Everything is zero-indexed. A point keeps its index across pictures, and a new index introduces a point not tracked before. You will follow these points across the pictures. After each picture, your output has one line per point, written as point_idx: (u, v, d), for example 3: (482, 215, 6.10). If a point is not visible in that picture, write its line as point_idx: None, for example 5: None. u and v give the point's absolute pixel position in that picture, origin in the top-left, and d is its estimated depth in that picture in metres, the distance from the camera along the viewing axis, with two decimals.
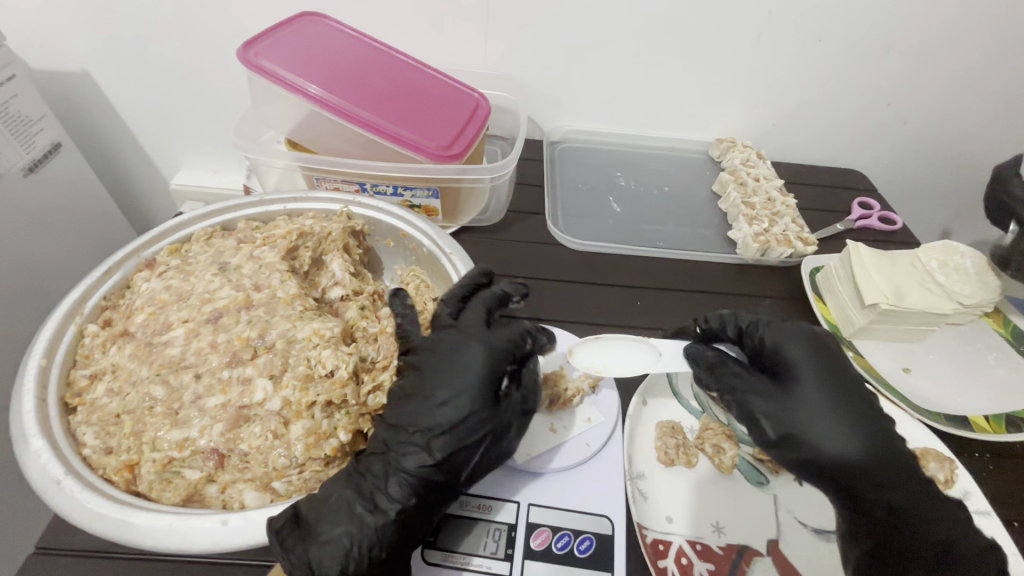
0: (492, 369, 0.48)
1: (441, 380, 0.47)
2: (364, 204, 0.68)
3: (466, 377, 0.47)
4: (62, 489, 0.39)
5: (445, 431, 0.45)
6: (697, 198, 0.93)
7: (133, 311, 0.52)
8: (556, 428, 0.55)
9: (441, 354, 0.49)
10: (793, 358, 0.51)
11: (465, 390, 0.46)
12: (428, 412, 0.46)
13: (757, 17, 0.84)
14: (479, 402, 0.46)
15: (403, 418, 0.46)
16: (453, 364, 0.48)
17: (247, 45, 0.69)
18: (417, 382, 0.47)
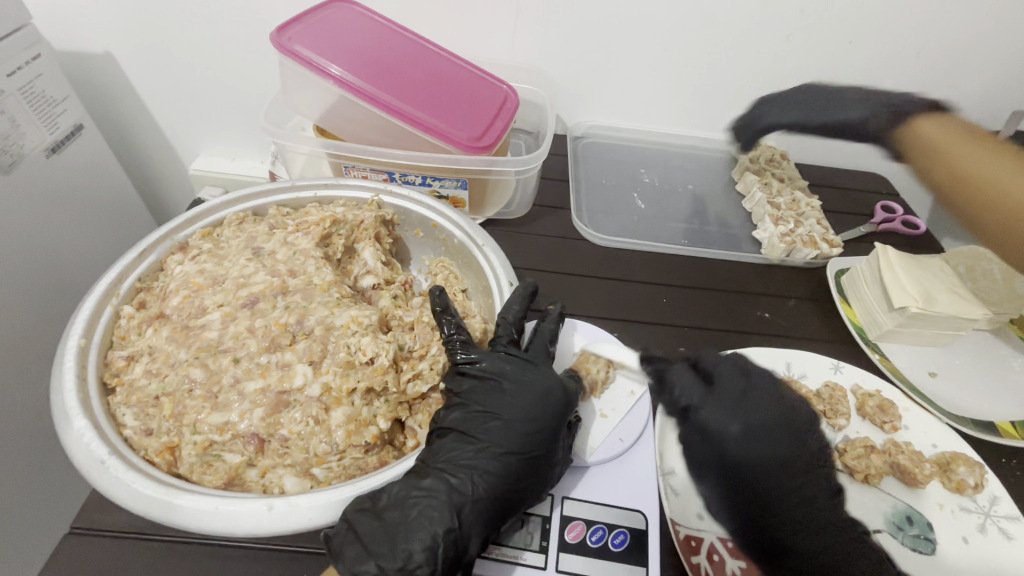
0: (566, 402, 0.49)
1: (524, 406, 0.47)
2: (394, 193, 0.67)
3: (545, 407, 0.48)
4: (106, 469, 0.39)
5: (527, 457, 0.46)
6: (720, 197, 0.93)
7: (168, 294, 0.51)
8: (604, 412, 0.56)
9: (517, 377, 0.49)
10: (722, 434, 0.52)
11: (547, 421, 0.47)
12: (513, 436, 0.46)
13: (788, 16, 0.84)
14: (556, 433, 0.48)
15: (486, 440, 0.46)
16: (537, 392, 0.48)
17: (280, 29, 0.68)
18: (496, 405, 0.47)
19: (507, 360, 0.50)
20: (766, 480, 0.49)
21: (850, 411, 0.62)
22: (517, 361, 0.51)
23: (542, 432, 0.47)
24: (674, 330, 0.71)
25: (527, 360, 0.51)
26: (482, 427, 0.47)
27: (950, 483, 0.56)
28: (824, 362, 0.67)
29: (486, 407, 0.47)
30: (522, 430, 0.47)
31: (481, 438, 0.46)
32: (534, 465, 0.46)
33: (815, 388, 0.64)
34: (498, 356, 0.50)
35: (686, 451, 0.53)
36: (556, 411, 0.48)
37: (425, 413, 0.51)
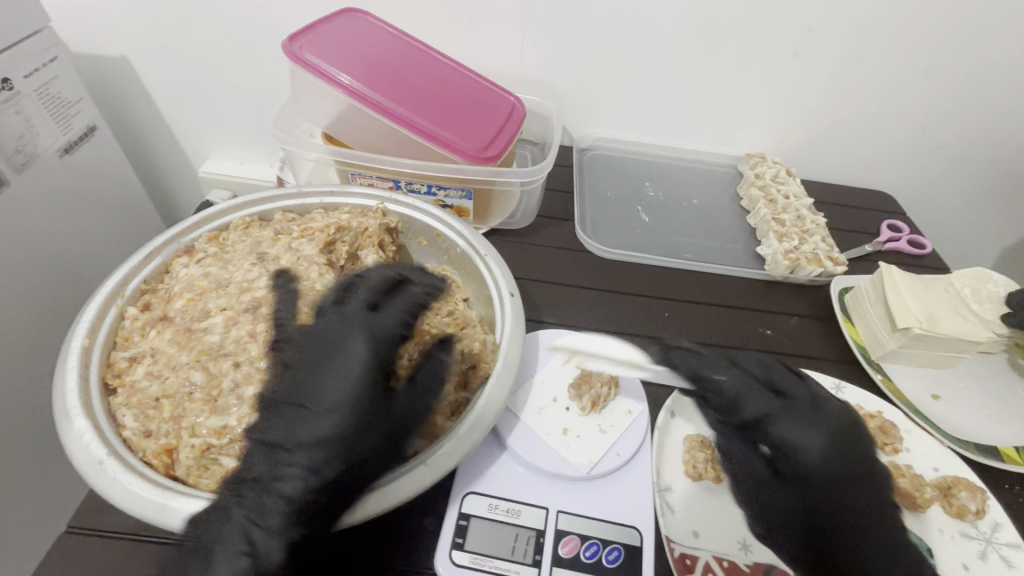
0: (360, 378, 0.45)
1: (333, 390, 0.44)
2: (400, 201, 0.68)
3: (352, 388, 0.44)
4: (104, 469, 0.40)
5: (345, 446, 0.43)
6: (725, 212, 0.93)
7: (173, 296, 0.52)
8: (604, 428, 0.55)
9: (328, 354, 0.46)
10: (804, 450, 0.50)
11: (349, 404, 0.44)
12: (322, 425, 0.43)
13: (795, 34, 0.85)
14: (362, 415, 0.44)
15: (303, 429, 0.43)
16: (343, 370, 0.45)
17: (292, 37, 0.70)
18: (307, 390, 0.45)
19: (320, 332, 0.47)
20: (844, 496, 0.49)
21: None
22: (337, 326, 0.48)
23: (347, 416, 0.44)
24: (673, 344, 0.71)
25: (344, 327, 0.47)
26: (303, 420, 0.44)
27: (951, 508, 0.55)
28: (824, 381, 0.66)
29: (304, 394, 0.45)
30: (336, 417, 0.43)
31: (299, 432, 0.43)
32: (348, 452, 0.43)
33: None
34: (318, 330, 0.47)
35: (753, 461, 0.53)
36: (368, 390, 0.45)
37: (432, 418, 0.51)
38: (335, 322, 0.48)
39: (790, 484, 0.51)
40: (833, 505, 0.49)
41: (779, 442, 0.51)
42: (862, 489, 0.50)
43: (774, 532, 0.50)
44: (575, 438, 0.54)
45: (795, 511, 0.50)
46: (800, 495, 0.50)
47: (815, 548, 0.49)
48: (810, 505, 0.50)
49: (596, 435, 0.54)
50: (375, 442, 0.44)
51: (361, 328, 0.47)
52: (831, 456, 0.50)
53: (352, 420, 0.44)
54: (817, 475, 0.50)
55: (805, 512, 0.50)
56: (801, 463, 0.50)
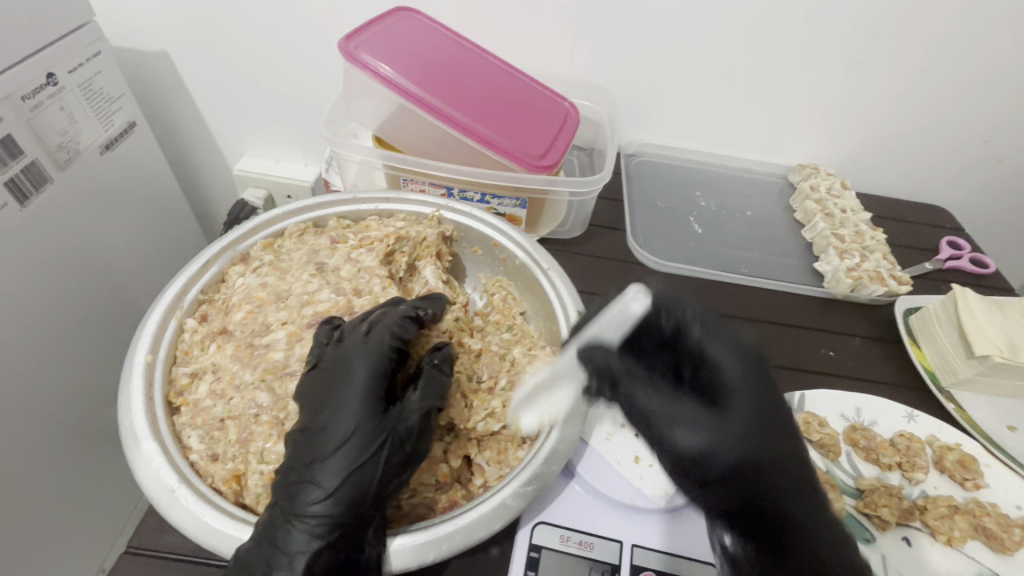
0: (361, 401, 0.41)
1: (335, 416, 0.41)
2: (456, 209, 0.65)
3: (352, 412, 0.41)
4: (176, 498, 0.38)
5: (353, 473, 0.39)
6: (779, 225, 0.89)
7: (231, 308, 0.50)
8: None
9: (330, 379, 0.43)
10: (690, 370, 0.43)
11: (353, 427, 0.40)
12: (334, 452, 0.40)
13: (860, 42, 0.81)
14: (366, 440, 0.40)
15: (312, 459, 0.40)
16: (340, 396, 0.42)
17: (347, 37, 0.67)
18: (314, 417, 0.41)
19: (325, 362, 0.44)
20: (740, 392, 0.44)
21: (927, 464, 0.58)
22: (334, 357, 0.44)
23: (351, 440, 0.40)
24: None
25: (344, 352, 0.43)
26: (305, 449, 0.40)
27: None
28: (896, 410, 0.63)
29: (308, 423, 0.41)
30: (341, 443, 0.40)
31: (308, 462, 0.40)
32: (356, 481, 0.39)
33: (889, 437, 0.61)
34: (323, 361, 0.44)
35: (679, 415, 0.43)
36: (373, 410, 0.41)
37: (493, 450, 0.49)
38: (336, 353, 0.44)
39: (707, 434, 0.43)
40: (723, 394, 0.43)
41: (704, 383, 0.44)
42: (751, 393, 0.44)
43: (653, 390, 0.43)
44: (648, 468, 0.52)
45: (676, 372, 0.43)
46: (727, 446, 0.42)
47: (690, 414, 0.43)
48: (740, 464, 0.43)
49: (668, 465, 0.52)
50: (380, 467, 0.40)
51: (360, 351, 0.43)
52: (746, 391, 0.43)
53: (359, 445, 0.40)
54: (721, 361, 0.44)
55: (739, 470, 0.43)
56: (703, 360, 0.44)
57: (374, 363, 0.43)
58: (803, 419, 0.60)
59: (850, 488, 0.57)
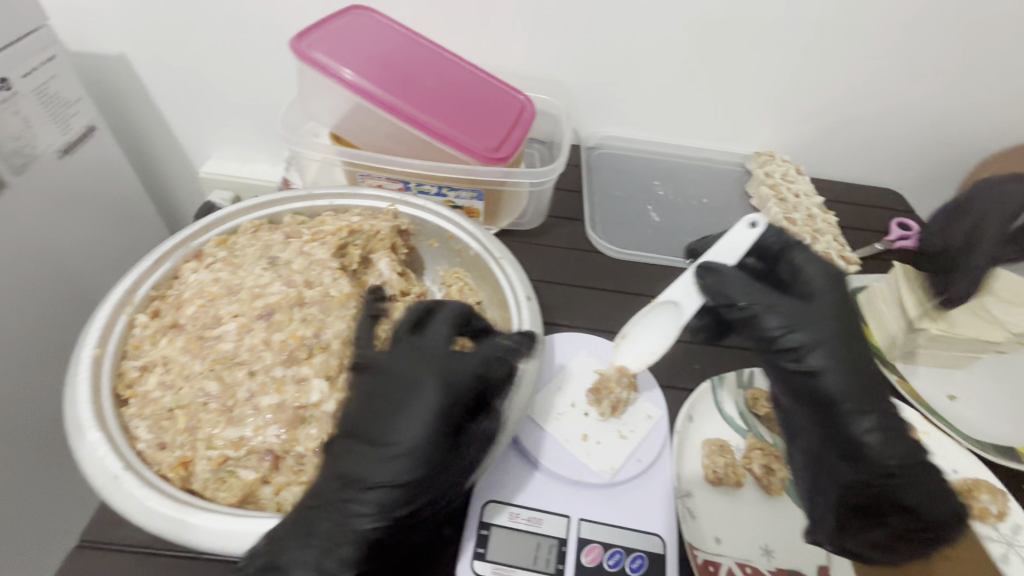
0: (429, 418, 0.41)
1: (401, 429, 0.41)
2: (411, 203, 0.66)
3: (419, 429, 0.41)
4: (119, 484, 0.39)
5: (400, 488, 0.40)
6: (734, 211, 0.92)
7: (183, 303, 0.51)
8: (624, 434, 0.55)
9: (406, 387, 0.43)
10: (825, 303, 0.50)
11: (417, 444, 0.40)
12: (392, 465, 0.40)
13: (805, 30, 0.84)
14: (433, 458, 0.41)
15: (368, 470, 0.40)
16: (434, 414, 0.41)
17: (299, 36, 0.68)
18: (371, 425, 0.41)
19: (397, 368, 0.44)
20: (854, 339, 0.49)
21: None
22: (406, 364, 0.44)
23: (416, 458, 0.40)
24: None
25: (405, 359, 0.44)
26: (364, 455, 0.41)
27: (972, 510, 0.56)
28: None
29: (372, 426, 0.41)
30: (400, 458, 0.40)
31: (363, 468, 0.40)
32: (403, 496, 0.40)
33: None
34: (387, 367, 0.44)
35: (776, 307, 0.50)
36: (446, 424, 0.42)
37: None
38: (398, 361, 0.44)
39: (809, 328, 0.49)
40: (831, 333, 0.49)
41: (799, 279, 0.52)
42: (859, 345, 0.49)
43: (797, 329, 0.49)
44: (595, 445, 0.53)
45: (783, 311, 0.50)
46: (817, 335, 0.49)
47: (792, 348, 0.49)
48: (829, 362, 0.48)
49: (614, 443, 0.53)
50: (439, 484, 0.41)
51: (438, 365, 0.44)
52: (838, 297, 0.51)
53: (412, 462, 0.40)
54: (820, 308, 0.50)
55: (830, 368, 0.48)
56: (821, 311, 0.50)
57: (461, 381, 0.43)
58: (751, 395, 0.61)
59: None
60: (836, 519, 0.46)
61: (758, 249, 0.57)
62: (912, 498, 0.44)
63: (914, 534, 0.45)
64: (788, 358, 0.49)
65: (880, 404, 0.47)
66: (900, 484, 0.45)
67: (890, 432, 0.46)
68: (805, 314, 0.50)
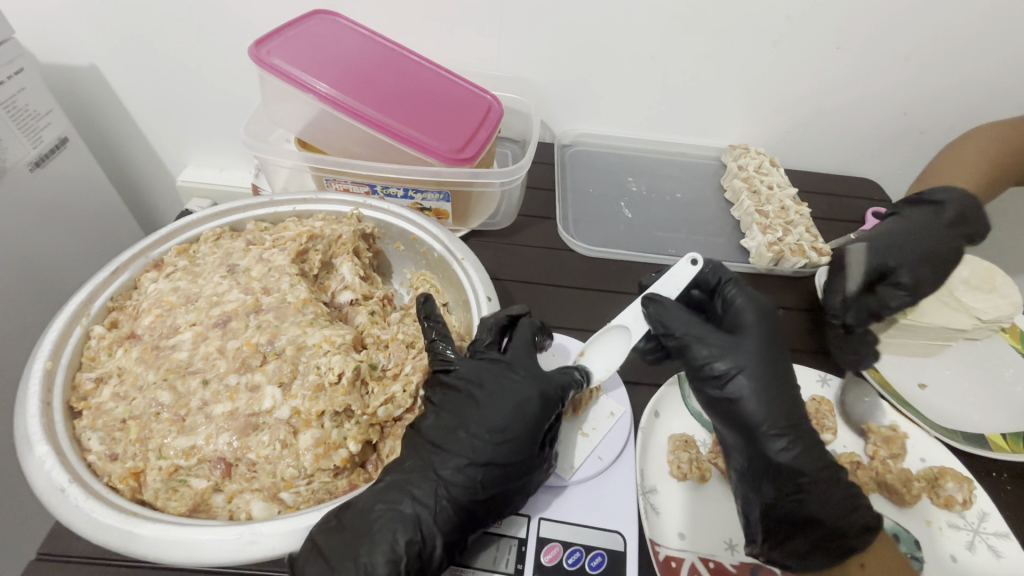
0: (539, 415, 0.48)
1: (496, 416, 0.47)
2: (374, 206, 0.66)
3: (521, 419, 0.47)
4: (66, 497, 0.39)
5: (499, 468, 0.45)
6: (708, 205, 0.92)
7: (141, 313, 0.51)
8: (585, 431, 0.55)
9: (513, 394, 0.48)
10: (749, 334, 0.55)
11: (517, 431, 0.47)
12: (481, 446, 0.46)
13: (775, 22, 0.82)
14: (532, 446, 0.47)
15: (454, 449, 0.45)
16: (534, 411, 0.48)
17: (258, 43, 0.68)
18: (470, 414, 0.47)
19: (482, 368, 0.50)
20: (774, 367, 0.54)
21: (837, 424, 0.62)
22: (493, 366, 0.50)
23: (514, 443, 0.46)
24: None
25: (510, 368, 0.51)
26: (453, 436, 0.46)
27: (938, 499, 0.55)
28: (811, 374, 0.66)
29: (462, 424, 0.47)
30: (490, 441, 0.46)
31: (452, 448, 0.46)
32: (501, 475, 0.45)
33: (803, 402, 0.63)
34: (471, 366, 0.50)
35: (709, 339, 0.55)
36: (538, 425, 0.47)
37: (395, 437, 0.50)
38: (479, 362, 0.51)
39: (733, 357, 0.54)
40: (753, 363, 0.53)
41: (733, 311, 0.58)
42: (779, 373, 0.54)
43: (721, 359, 0.53)
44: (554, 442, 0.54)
45: (711, 340, 0.55)
46: (741, 363, 0.53)
47: (717, 377, 0.53)
48: (751, 388, 0.52)
49: (573, 441, 0.54)
50: (541, 469, 0.47)
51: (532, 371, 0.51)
52: (762, 328, 0.56)
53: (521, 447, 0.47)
54: (744, 339, 0.55)
55: (750, 395, 0.52)
56: (745, 341, 0.55)
57: (553, 390, 0.50)
58: None
59: None
60: (760, 528, 0.49)
61: (699, 282, 0.62)
62: (820, 511, 0.49)
63: (828, 544, 0.49)
64: (714, 385, 0.54)
65: (797, 427, 0.52)
66: (808, 497, 0.50)
67: (802, 451, 0.51)
68: (729, 344, 0.54)
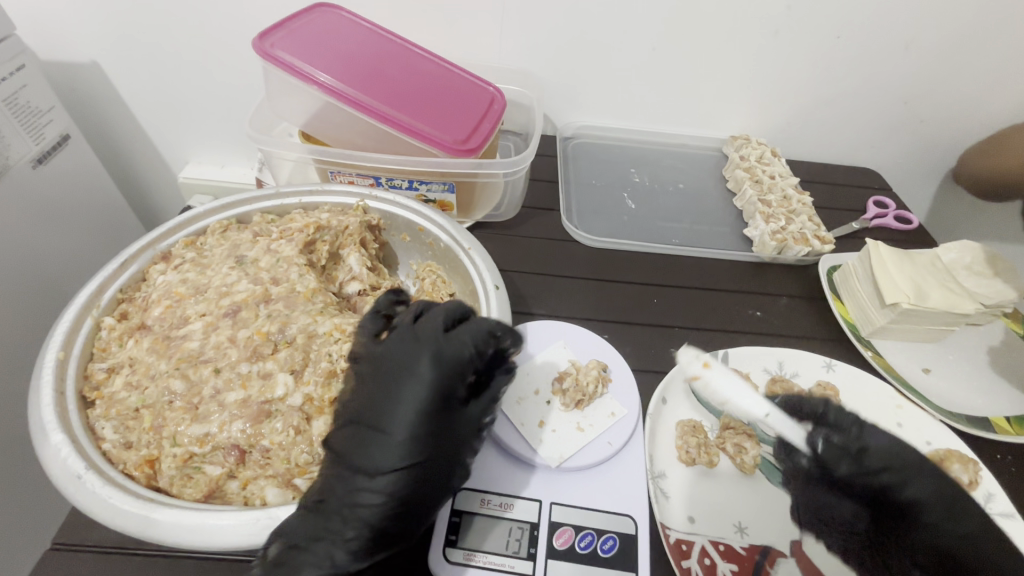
0: (438, 398, 0.42)
1: (393, 413, 0.42)
2: (380, 198, 0.67)
3: (420, 412, 0.42)
4: (83, 484, 0.40)
5: (406, 473, 0.41)
6: (711, 195, 0.92)
7: (150, 304, 0.51)
8: (582, 426, 0.56)
9: (399, 375, 0.43)
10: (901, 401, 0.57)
11: (414, 425, 0.41)
12: (383, 451, 0.41)
13: (776, 12, 0.82)
14: (435, 439, 0.42)
15: (364, 455, 0.41)
16: (432, 395, 0.42)
17: (262, 35, 0.68)
18: (371, 414, 0.42)
19: (379, 355, 0.45)
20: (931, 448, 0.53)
21: None
22: (393, 348, 0.44)
23: (414, 440, 0.41)
24: (666, 331, 0.70)
25: (405, 347, 0.44)
26: (359, 447, 0.42)
27: None
28: (817, 360, 0.66)
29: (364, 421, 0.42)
30: (392, 443, 0.41)
31: (358, 461, 0.41)
32: (410, 482, 0.41)
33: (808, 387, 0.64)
34: (370, 357, 0.45)
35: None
36: (428, 410, 0.42)
37: None
38: (377, 348, 0.45)
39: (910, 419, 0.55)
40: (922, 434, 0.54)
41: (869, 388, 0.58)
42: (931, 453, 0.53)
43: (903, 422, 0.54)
44: (550, 433, 0.56)
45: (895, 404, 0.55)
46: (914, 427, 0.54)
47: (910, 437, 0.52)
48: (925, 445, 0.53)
49: (573, 436, 0.56)
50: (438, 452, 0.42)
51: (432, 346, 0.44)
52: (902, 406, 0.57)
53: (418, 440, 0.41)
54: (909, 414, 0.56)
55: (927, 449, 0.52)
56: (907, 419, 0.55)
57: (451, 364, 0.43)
58: None
59: (768, 435, 0.57)
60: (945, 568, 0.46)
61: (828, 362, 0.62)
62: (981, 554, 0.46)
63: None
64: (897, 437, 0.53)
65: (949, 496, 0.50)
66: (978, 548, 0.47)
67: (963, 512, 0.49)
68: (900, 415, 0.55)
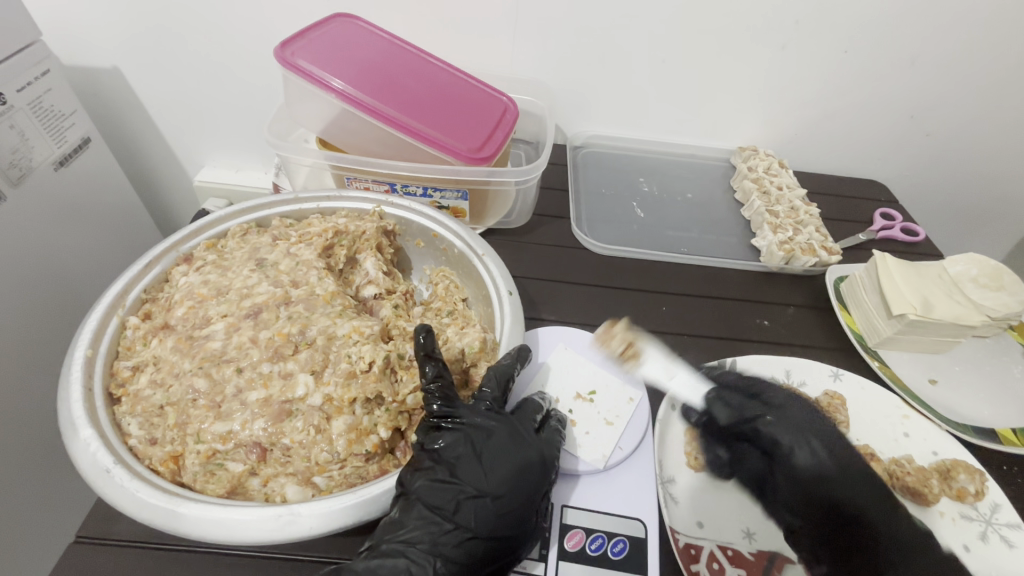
0: (544, 480, 0.47)
1: (497, 479, 0.45)
2: (395, 204, 0.68)
3: (526, 488, 0.46)
4: (111, 477, 0.41)
5: (492, 536, 0.44)
6: (718, 205, 0.94)
7: (173, 305, 0.52)
8: (609, 420, 0.59)
9: (505, 445, 0.47)
10: (801, 445, 0.56)
11: (519, 496, 0.45)
12: (482, 515, 0.44)
13: (784, 27, 0.84)
14: (533, 514, 0.46)
15: (449, 510, 0.44)
16: (539, 472, 0.47)
17: (283, 45, 0.70)
18: (463, 472, 0.46)
19: (485, 420, 0.49)
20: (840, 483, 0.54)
21: (848, 419, 0.63)
22: (499, 420, 0.49)
23: (508, 505, 0.45)
24: (674, 338, 0.71)
25: (509, 422, 0.50)
26: (451, 504, 0.44)
27: (950, 490, 0.57)
28: (824, 369, 0.67)
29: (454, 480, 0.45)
30: (490, 509, 0.44)
31: (453, 518, 0.44)
32: (499, 548, 0.44)
33: (815, 396, 0.65)
34: (478, 420, 0.48)
35: (809, 440, 0.56)
36: (528, 484, 0.46)
37: None
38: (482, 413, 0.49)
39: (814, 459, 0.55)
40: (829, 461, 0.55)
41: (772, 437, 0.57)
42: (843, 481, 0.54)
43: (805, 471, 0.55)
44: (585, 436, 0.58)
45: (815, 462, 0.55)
46: (821, 468, 0.55)
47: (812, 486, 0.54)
48: (832, 478, 0.54)
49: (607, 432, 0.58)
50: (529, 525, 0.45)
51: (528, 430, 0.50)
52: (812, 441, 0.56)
53: (511, 506, 0.45)
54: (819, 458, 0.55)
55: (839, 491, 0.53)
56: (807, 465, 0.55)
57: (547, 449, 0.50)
58: None
59: None
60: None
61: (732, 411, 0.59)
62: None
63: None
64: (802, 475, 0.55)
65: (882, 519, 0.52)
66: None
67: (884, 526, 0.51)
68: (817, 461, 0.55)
